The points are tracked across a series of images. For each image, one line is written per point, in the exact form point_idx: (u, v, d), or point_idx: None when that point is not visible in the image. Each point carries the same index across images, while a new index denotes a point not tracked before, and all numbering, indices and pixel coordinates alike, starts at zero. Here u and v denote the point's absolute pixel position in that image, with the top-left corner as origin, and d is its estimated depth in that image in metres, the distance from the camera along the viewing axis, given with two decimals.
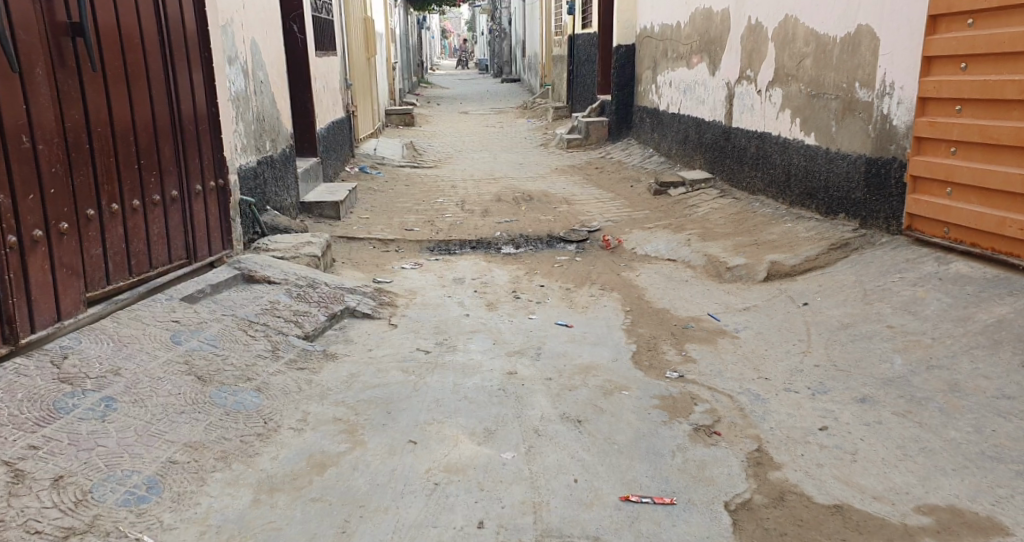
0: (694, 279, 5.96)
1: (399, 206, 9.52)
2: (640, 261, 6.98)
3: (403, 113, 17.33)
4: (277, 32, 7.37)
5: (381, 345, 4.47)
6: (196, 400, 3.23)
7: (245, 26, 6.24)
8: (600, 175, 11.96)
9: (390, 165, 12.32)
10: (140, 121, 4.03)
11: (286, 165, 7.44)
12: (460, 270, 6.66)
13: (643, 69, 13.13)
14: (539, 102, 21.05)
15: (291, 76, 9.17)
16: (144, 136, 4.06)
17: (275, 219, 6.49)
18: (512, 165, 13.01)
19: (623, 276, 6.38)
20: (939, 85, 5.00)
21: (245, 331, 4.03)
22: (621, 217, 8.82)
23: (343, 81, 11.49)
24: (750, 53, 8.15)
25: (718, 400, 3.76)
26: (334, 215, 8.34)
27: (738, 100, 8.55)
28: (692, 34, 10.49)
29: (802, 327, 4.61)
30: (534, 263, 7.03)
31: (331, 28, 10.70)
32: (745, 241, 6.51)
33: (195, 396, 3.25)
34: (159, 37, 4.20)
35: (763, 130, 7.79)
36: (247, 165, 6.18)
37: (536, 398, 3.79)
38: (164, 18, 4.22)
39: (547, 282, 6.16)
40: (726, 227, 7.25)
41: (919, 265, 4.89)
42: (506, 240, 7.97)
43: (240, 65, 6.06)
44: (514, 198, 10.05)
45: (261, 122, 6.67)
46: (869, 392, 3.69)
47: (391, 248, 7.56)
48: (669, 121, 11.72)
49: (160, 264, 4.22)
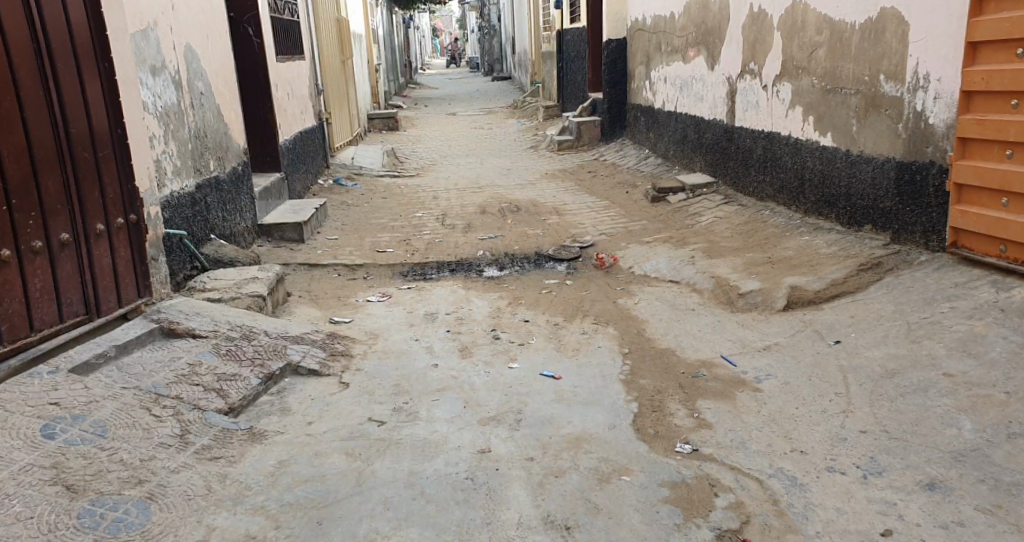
0: (702, 307, 5.14)
1: (374, 222, 8.74)
2: (639, 284, 6.18)
3: (386, 117, 16.49)
4: (220, 38, 6.98)
5: (325, 417, 3.83)
6: (54, 528, 2.75)
7: (174, 32, 5.91)
8: (593, 180, 11.17)
9: (368, 175, 11.51)
10: (8, 156, 3.67)
11: (236, 187, 7.00)
12: (434, 303, 5.88)
13: (636, 63, 12.34)
14: (529, 101, 20.22)
15: (249, 84, 8.36)
16: (14, 172, 3.69)
17: (218, 251, 6.07)
18: (499, 170, 12.21)
19: (618, 304, 5.57)
20: (989, 76, 4.21)
21: (148, 410, 3.45)
22: (616, 228, 8.04)
23: (313, 87, 10.69)
24: (753, 45, 7.33)
25: (744, 488, 3.03)
26: (297, 237, 7.62)
27: (740, 96, 7.76)
28: (687, 24, 9.70)
29: (837, 373, 3.80)
30: (521, 290, 6.24)
31: (296, 31, 9.92)
32: (758, 259, 5.70)
33: (53, 522, 2.77)
34: (36, 57, 3.84)
35: (770, 130, 7.00)
36: (182, 193, 5.78)
37: (514, 492, 3.08)
38: (39, 37, 3.85)
39: (533, 315, 5.38)
40: (734, 241, 6.45)
41: (971, 290, 4.09)
42: (488, 260, 7.19)
43: (168, 75, 5.74)
44: (499, 209, 9.25)
45: (202, 136, 6.31)
46: (937, 475, 2.98)
47: (359, 274, 6.87)
48: (665, 119, 10.93)
49: (44, 324, 3.82)
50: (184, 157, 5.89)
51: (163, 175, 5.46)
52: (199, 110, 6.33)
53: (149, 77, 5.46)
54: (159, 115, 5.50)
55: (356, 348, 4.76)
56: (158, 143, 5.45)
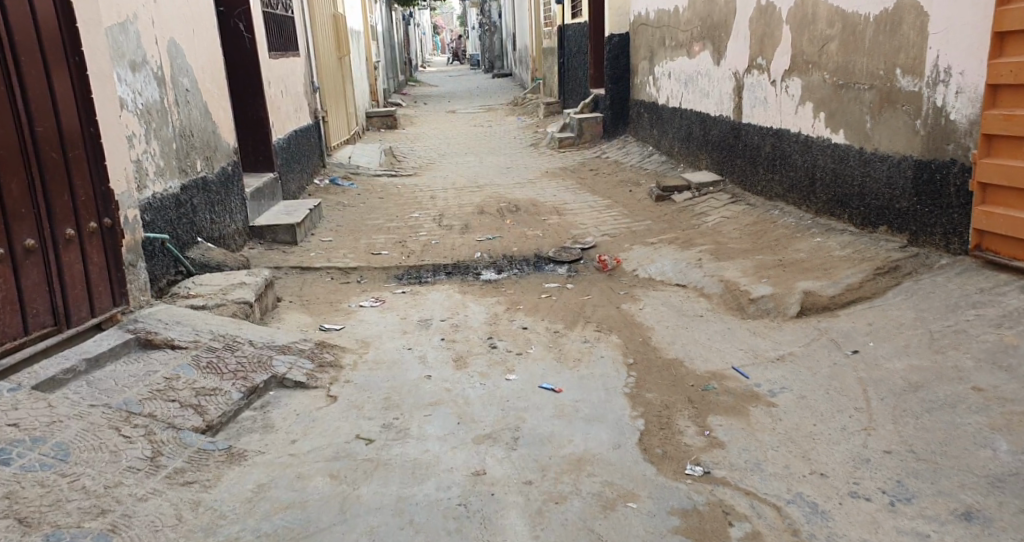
0: (710, 313, 4.90)
1: (369, 224, 8.49)
2: (643, 288, 5.94)
3: (384, 115, 16.27)
4: (207, 34, 6.74)
5: (309, 435, 3.58)
6: None
7: (156, 27, 5.67)
8: (595, 178, 10.92)
9: (365, 174, 11.26)
10: None
11: (225, 188, 6.77)
12: (429, 309, 5.63)
13: (639, 59, 12.08)
14: (529, 98, 19.97)
15: (241, 81, 8.12)
16: None
17: (204, 254, 5.83)
18: (498, 169, 11.96)
19: (621, 310, 5.33)
20: (1017, 69, 3.97)
21: (117, 431, 3.22)
22: (619, 229, 7.79)
23: (309, 84, 10.45)
24: (760, 39, 7.09)
25: (761, 515, 2.81)
26: (290, 239, 7.38)
27: (747, 92, 7.50)
28: (692, 18, 9.45)
29: (856, 387, 3.56)
30: (520, 294, 6.00)
31: (291, 27, 9.68)
32: (768, 261, 5.45)
33: None
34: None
35: (779, 127, 6.75)
36: (166, 194, 5.54)
37: (510, 521, 2.84)
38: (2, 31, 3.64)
39: (533, 323, 5.13)
40: (742, 243, 6.19)
41: (998, 297, 3.84)
42: (486, 263, 6.94)
43: (150, 71, 5.50)
44: (498, 209, 9.00)
45: (188, 135, 6.08)
46: (974, 503, 2.76)
47: (352, 278, 6.62)
48: (669, 115, 10.68)
49: (6, 337, 3.61)
50: (168, 156, 5.66)
51: (144, 175, 5.23)
52: (185, 107, 6.10)
53: (128, 73, 5.23)
54: (139, 114, 5.27)
55: (346, 359, 4.51)
56: (138, 142, 5.23)
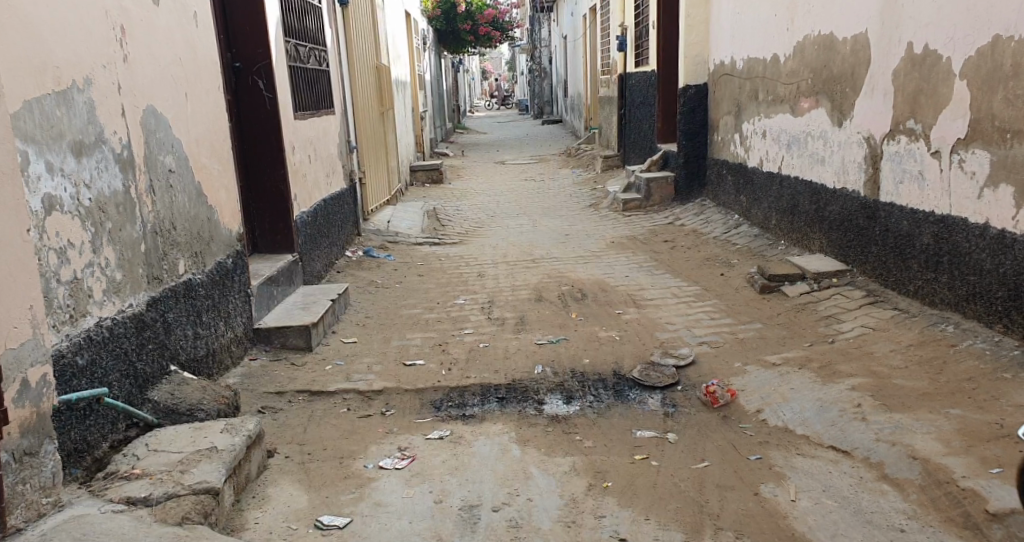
0: (916, 525, 3.50)
1: (403, 314, 6.87)
2: (783, 449, 4.24)
3: (430, 168, 14.81)
4: (206, 93, 5.11)
5: None
6: None
7: (122, 88, 4.11)
8: (674, 251, 9.17)
9: (404, 243, 9.70)
10: None
11: (221, 289, 5.14)
12: (478, 482, 3.95)
13: (722, 113, 10.43)
14: (584, 149, 18.32)
15: (255, 150, 6.61)
16: None
17: (173, 395, 4.15)
18: (557, 235, 10.29)
19: (761, 498, 3.76)
20: None
21: None
22: (722, 332, 6.05)
23: (345, 144, 8.96)
24: (914, 96, 5.86)
25: None
26: (304, 344, 5.74)
27: (888, 160, 6.28)
28: (800, 68, 7.87)
29: None
30: (602, 450, 4.28)
31: (323, 82, 8.23)
32: (981, 428, 4.04)
33: None
34: None
35: (947, 210, 5.52)
36: (123, 317, 3.94)
37: None
38: None
39: (632, 524, 3.59)
40: (915, 381, 4.68)
41: None
42: (551, 385, 5.13)
43: (108, 153, 3.94)
44: (561, 295, 7.30)
45: (168, 230, 4.49)
46: None
47: (373, 406, 4.97)
48: (764, 180, 8.96)
49: None
50: (131, 264, 4.08)
51: (84, 298, 3.65)
52: (166, 194, 4.51)
53: (71, 158, 3.66)
54: (84, 213, 3.70)
55: None
56: (79, 255, 3.64)
